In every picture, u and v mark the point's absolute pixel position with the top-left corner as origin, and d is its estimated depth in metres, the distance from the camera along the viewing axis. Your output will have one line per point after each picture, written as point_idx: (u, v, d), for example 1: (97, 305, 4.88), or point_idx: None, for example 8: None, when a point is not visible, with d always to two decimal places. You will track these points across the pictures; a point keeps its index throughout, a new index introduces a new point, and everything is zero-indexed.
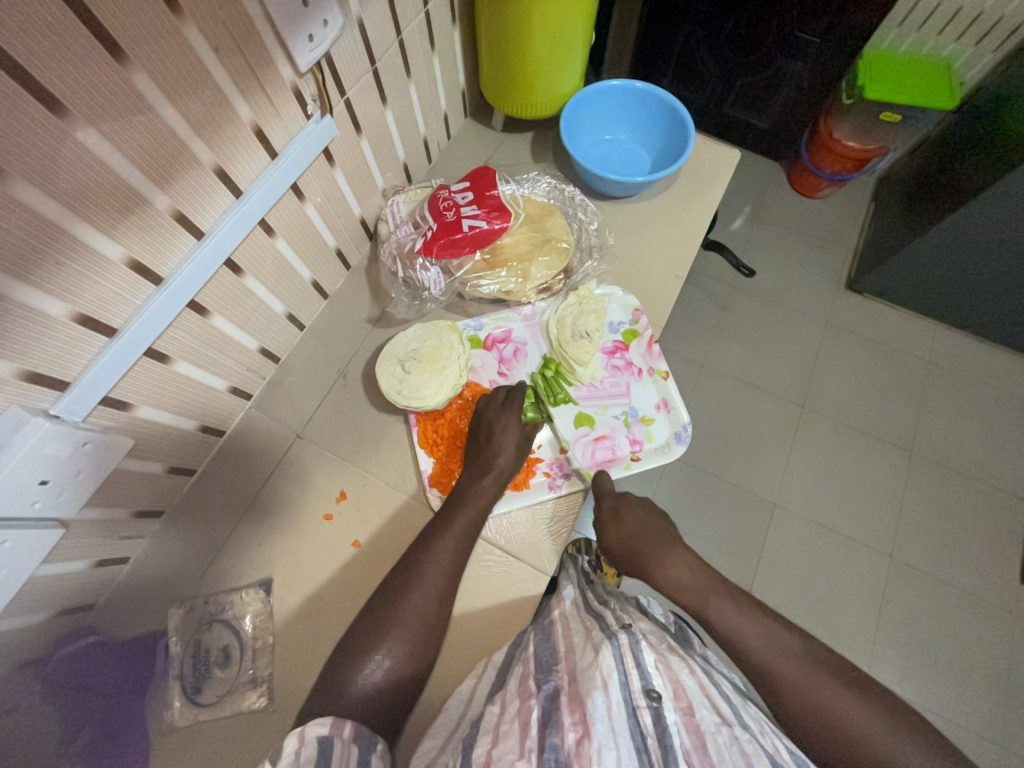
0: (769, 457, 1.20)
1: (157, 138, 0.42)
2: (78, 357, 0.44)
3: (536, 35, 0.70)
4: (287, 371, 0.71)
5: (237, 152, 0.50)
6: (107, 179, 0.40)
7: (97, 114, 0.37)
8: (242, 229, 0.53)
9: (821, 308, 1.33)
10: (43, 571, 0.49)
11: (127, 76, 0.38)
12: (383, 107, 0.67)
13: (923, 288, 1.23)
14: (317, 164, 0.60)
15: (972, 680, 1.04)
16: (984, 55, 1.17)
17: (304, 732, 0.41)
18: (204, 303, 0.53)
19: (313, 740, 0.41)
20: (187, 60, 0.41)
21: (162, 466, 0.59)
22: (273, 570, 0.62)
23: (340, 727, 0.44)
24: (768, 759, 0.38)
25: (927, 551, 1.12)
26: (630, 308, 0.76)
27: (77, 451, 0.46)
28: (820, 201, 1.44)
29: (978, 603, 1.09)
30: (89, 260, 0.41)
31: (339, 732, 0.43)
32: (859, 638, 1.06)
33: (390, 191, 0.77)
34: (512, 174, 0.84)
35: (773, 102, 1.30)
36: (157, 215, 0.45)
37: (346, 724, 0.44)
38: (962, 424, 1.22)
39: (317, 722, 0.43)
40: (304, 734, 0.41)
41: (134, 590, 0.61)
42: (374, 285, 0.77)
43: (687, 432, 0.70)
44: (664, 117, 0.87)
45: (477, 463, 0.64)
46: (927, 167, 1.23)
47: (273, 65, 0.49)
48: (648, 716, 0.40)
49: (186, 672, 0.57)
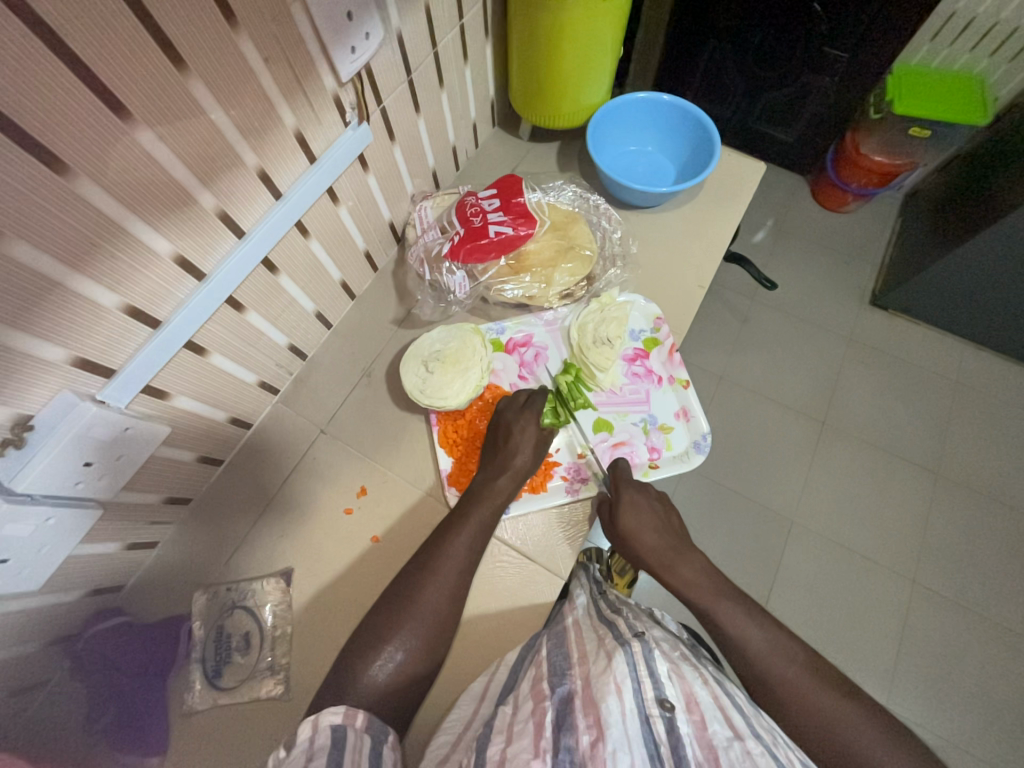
0: (787, 472, 1.18)
1: (207, 141, 0.44)
2: (124, 346, 0.46)
3: (566, 48, 0.72)
4: (313, 368, 0.73)
5: (279, 157, 0.52)
6: (160, 179, 0.42)
7: (154, 117, 0.40)
8: (279, 229, 0.55)
9: (843, 324, 1.31)
10: (79, 551, 0.52)
11: (185, 84, 0.41)
12: (416, 116, 0.69)
13: (952, 305, 1.20)
14: (351, 169, 0.62)
15: (998, 713, 0.99)
16: (1019, 70, 1.15)
17: (317, 721, 0.43)
18: (241, 299, 0.56)
19: (327, 728, 0.42)
20: (238, 69, 0.44)
21: (193, 455, 0.61)
22: (293, 561, 0.64)
23: (354, 717, 0.44)
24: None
25: (951, 576, 1.09)
26: (652, 316, 0.76)
27: (119, 436, 0.48)
28: (846, 215, 1.42)
29: (1006, 633, 1.05)
30: (141, 254, 0.44)
31: (352, 722, 0.44)
32: (878, 663, 1.03)
33: (419, 197, 0.79)
34: (537, 182, 0.85)
35: (799, 116, 1.30)
36: (202, 214, 0.47)
37: (359, 714, 0.45)
38: (991, 446, 1.19)
39: (331, 711, 0.44)
40: (319, 722, 0.43)
41: (160, 575, 0.63)
42: (400, 288, 0.79)
43: (707, 441, 0.70)
44: (690, 129, 0.88)
45: (496, 464, 0.65)
46: (957, 183, 1.21)
47: (317, 75, 0.51)
48: (661, 724, 0.40)
49: (208, 656, 0.59)
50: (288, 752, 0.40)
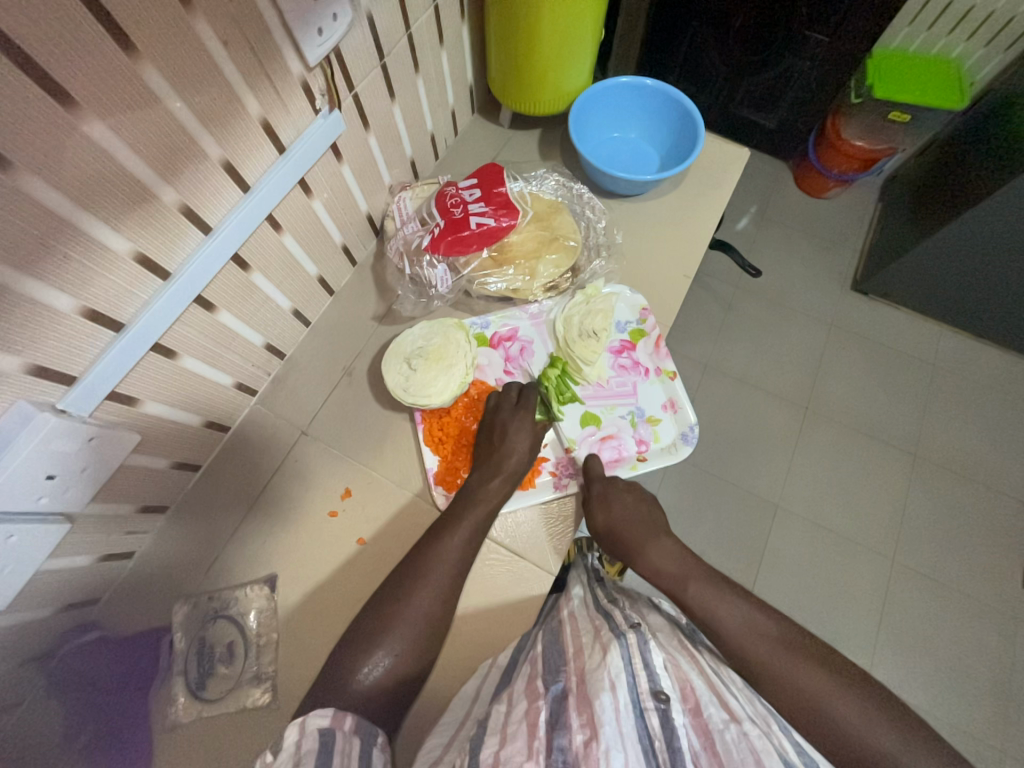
0: (772, 458, 1.19)
1: (166, 131, 0.42)
2: (84, 352, 0.44)
3: (546, 31, 0.69)
4: (292, 367, 0.71)
5: (246, 148, 0.49)
6: (116, 173, 0.40)
7: (106, 108, 0.37)
8: (249, 224, 0.52)
9: (826, 309, 1.32)
10: (49, 566, 0.49)
11: (137, 70, 0.38)
12: (391, 102, 0.67)
13: (931, 290, 1.22)
14: (324, 159, 0.60)
15: (973, 683, 1.03)
16: (995, 54, 1.16)
17: (304, 724, 0.41)
18: (211, 298, 0.53)
19: (314, 731, 0.41)
20: (195, 53, 0.41)
21: (168, 462, 0.59)
22: (277, 567, 0.62)
23: (341, 721, 0.43)
24: (777, 755, 0.38)
25: (929, 554, 1.12)
26: (637, 307, 0.75)
27: (84, 446, 0.46)
28: (827, 201, 1.43)
29: (980, 606, 1.08)
30: (98, 255, 0.41)
31: (340, 725, 0.43)
32: (860, 641, 1.06)
33: (397, 188, 0.76)
34: (519, 171, 0.83)
35: (781, 101, 1.29)
36: (164, 210, 0.44)
37: (347, 717, 0.44)
38: (967, 428, 1.21)
39: (318, 713, 0.43)
40: (305, 724, 0.41)
41: (139, 585, 0.61)
42: (380, 282, 0.76)
43: (694, 432, 0.69)
44: (674, 115, 0.87)
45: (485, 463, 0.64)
46: (936, 168, 1.22)
47: (282, 59, 0.48)
48: (656, 718, 0.40)
49: (191, 668, 0.57)
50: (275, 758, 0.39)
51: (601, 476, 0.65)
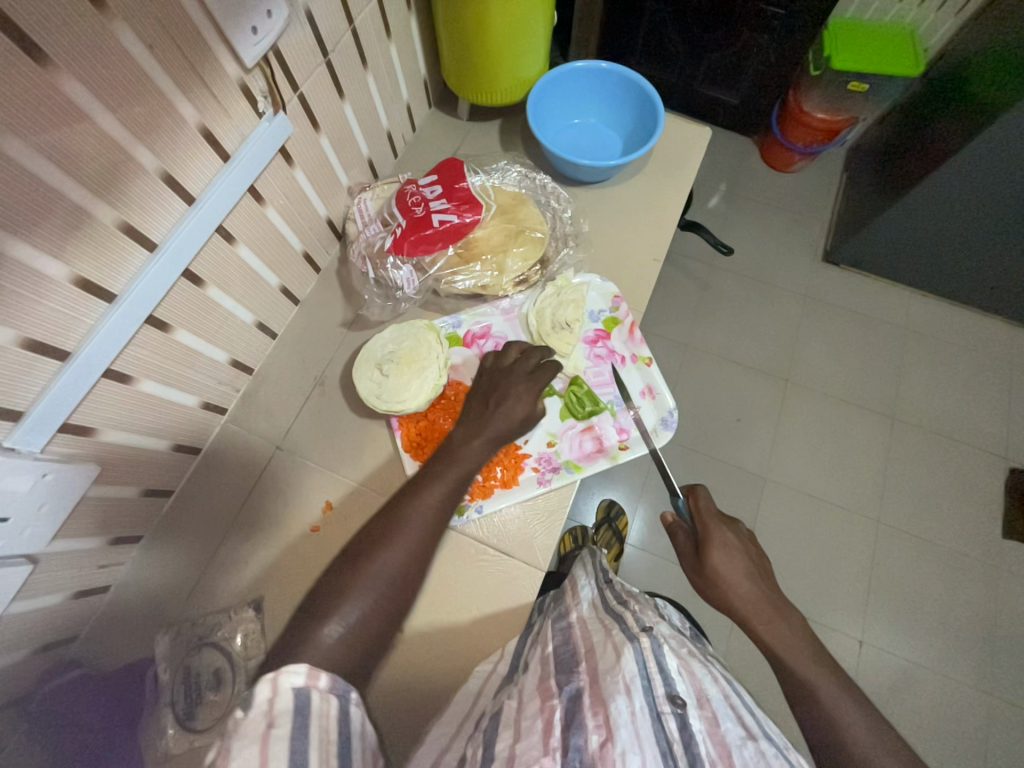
0: (757, 432, 1.21)
1: (96, 147, 0.39)
2: (30, 384, 0.42)
3: (495, 19, 0.68)
4: (262, 381, 0.69)
5: (187, 158, 0.47)
6: (44, 195, 0.37)
7: (25, 126, 0.35)
8: (199, 237, 0.50)
9: (799, 282, 1.34)
10: (14, 608, 0.47)
11: (55, 83, 0.35)
12: (341, 101, 0.64)
13: (898, 256, 1.24)
14: (274, 164, 0.57)
15: (962, 634, 1.07)
16: (947, 19, 1.17)
17: (277, 681, 0.38)
18: (165, 318, 0.51)
19: (287, 690, 0.38)
20: (120, 61, 0.39)
21: (137, 490, 0.57)
22: (262, 587, 0.61)
23: (316, 678, 0.40)
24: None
25: (912, 513, 1.15)
26: (609, 295, 0.75)
27: (39, 484, 0.44)
28: (793, 174, 1.44)
29: (963, 559, 1.12)
30: (33, 282, 0.39)
31: (315, 682, 0.40)
32: (852, 602, 1.09)
33: (357, 189, 0.74)
34: (481, 164, 0.81)
35: (742, 77, 1.29)
36: (103, 229, 0.42)
37: (323, 674, 0.40)
38: (941, 388, 1.24)
39: (292, 671, 0.39)
40: (278, 681, 0.38)
41: (120, 617, 0.59)
42: (346, 288, 0.74)
43: (673, 417, 0.70)
44: (633, 97, 0.85)
45: (466, 426, 0.62)
46: (897, 135, 1.23)
47: (217, 63, 0.46)
48: (673, 722, 0.39)
49: (178, 699, 0.55)
50: (244, 713, 0.36)
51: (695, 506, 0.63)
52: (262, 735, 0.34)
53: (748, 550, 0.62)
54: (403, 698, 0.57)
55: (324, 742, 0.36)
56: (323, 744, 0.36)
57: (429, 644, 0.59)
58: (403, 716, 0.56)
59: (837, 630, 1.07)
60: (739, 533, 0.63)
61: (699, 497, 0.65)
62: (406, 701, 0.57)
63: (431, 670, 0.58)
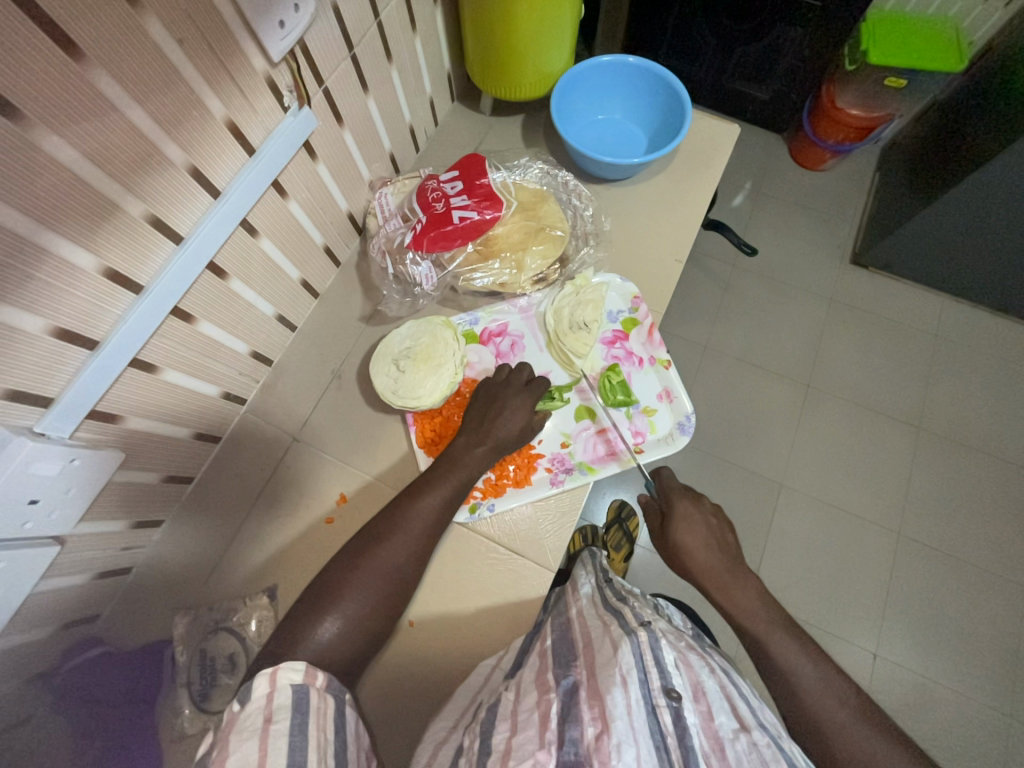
0: (774, 438, 1.18)
1: (126, 140, 0.40)
2: (59, 372, 0.43)
3: (522, 11, 0.67)
4: (281, 373, 0.70)
5: (213, 152, 0.47)
6: (75, 187, 0.38)
7: (58, 119, 0.35)
8: (223, 231, 0.51)
9: (825, 284, 1.30)
10: (41, 587, 0.49)
11: (87, 77, 0.36)
12: (365, 95, 0.64)
13: (931, 260, 1.20)
14: (298, 158, 0.58)
15: (982, 652, 1.04)
16: (993, 13, 1.11)
17: (276, 677, 0.41)
18: (189, 309, 0.52)
19: (286, 686, 0.41)
20: (150, 55, 0.39)
21: (159, 476, 0.59)
22: (277, 575, 0.62)
23: (314, 677, 0.44)
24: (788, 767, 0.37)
25: (935, 526, 1.11)
26: (629, 296, 0.73)
27: (67, 468, 0.45)
28: (823, 173, 1.39)
29: (987, 575, 1.08)
30: (62, 272, 0.40)
31: (313, 681, 0.43)
32: (867, 614, 1.06)
33: (378, 183, 0.74)
34: (502, 159, 0.81)
35: (773, 71, 1.25)
36: (130, 221, 0.43)
37: (320, 674, 0.44)
38: (971, 397, 1.20)
39: (291, 668, 0.43)
40: (276, 676, 0.42)
41: (141, 598, 0.61)
42: (365, 282, 0.75)
43: (691, 421, 0.68)
44: (659, 93, 0.84)
45: (469, 434, 0.62)
46: (936, 134, 1.18)
47: (243, 56, 0.46)
48: (668, 715, 0.40)
49: (194, 680, 0.57)
50: (243, 707, 0.40)
51: (676, 498, 0.66)
52: (262, 730, 0.38)
53: (708, 521, 0.64)
54: (409, 691, 0.57)
55: (318, 737, 0.39)
56: (318, 737, 0.39)
57: (437, 639, 0.59)
58: (409, 709, 0.57)
59: (852, 642, 1.05)
60: (700, 506, 0.66)
61: (665, 476, 0.68)
62: (412, 694, 0.57)
63: (438, 663, 0.58)
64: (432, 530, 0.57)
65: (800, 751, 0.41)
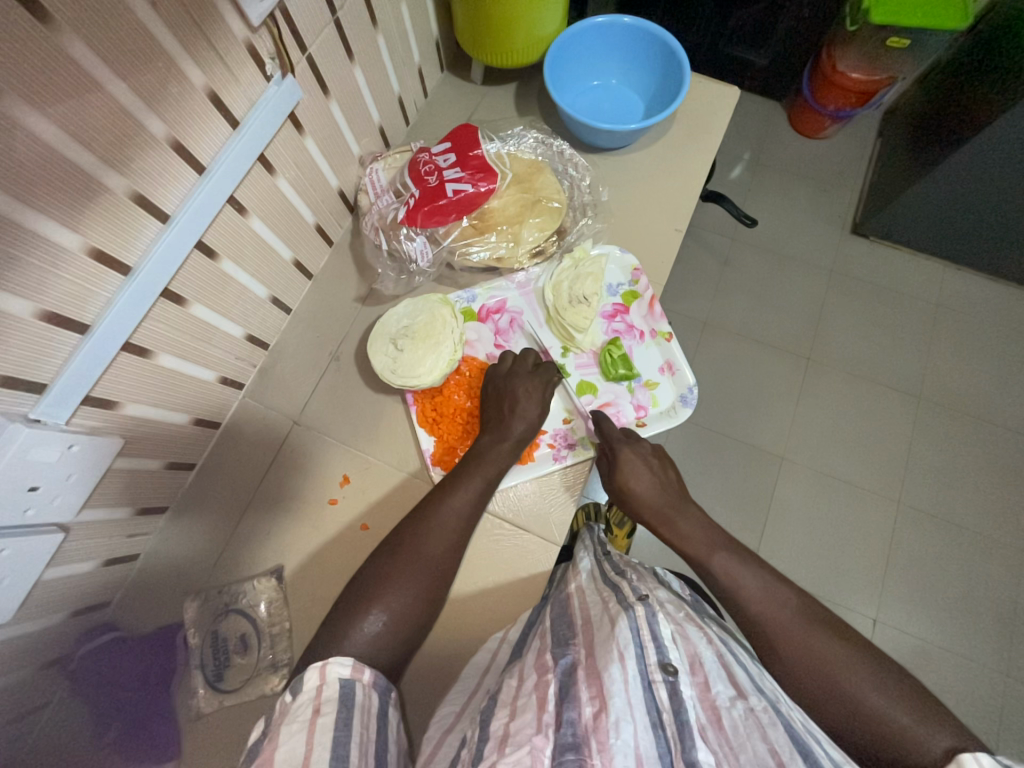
0: (775, 412, 1.18)
1: (108, 117, 0.39)
2: (52, 357, 0.42)
3: None
4: (278, 357, 0.69)
5: (195, 125, 0.46)
6: (55, 162, 0.37)
7: (37, 94, 0.34)
8: (210, 209, 0.49)
9: (825, 254, 1.28)
10: (50, 575, 0.49)
11: (60, 45, 0.34)
12: (351, 64, 0.62)
13: (932, 228, 1.18)
14: (284, 132, 0.56)
15: (979, 615, 1.06)
16: None
17: (326, 670, 0.42)
18: (180, 291, 0.51)
19: (335, 680, 0.42)
20: (126, 23, 0.37)
21: (161, 462, 0.58)
22: (284, 558, 0.62)
23: (360, 672, 0.44)
24: (784, 729, 0.37)
25: (935, 493, 1.12)
26: (629, 268, 0.72)
27: (64, 454, 0.44)
28: (822, 141, 1.36)
29: (985, 540, 1.09)
30: (48, 253, 0.39)
31: (360, 676, 0.44)
32: (868, 582, 1.08)
33: (368, 159, 0.72)
34: (496, 130, 0.78)
35: (773, 32, 1.21)
36: (115, 199, 0.41)
37: (367, 670, 0.45)
38: (972, 367, 1.19)
39: (339, 662, 0.44)
40: (326, 671, 0.43)
41: (147, 585, 0.61)
42: (359, 261, 0.73)
43: (693, 393, 0.68)
44: (656, 55, 0.81)
45: (490, 430, 0.62)
46: (939, 94, 1.15)
47: (221, 20, 0.44)
48: (664, 691, 0.39)
49: (207, 661, 0.58)
50: (295, 697, 0.41)
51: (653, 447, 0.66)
52: (309, 722, 0.38)
53: (651, 463, 0.63)
54: (418, 668, 0.58)
55: (362, 733, 0.39)
56: (361, 735, 0.39)
57: (444, 617, 0.60)
58: (417, 688, 0.57)
59: (853, 609, 1.06)
60: (641, 448, 0.64)
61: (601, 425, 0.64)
62: (420, 671, 0.58)
63: (446, 641, 0.59)
64: (433, 510, 0.56)
65: (798, 710, 0.41)
